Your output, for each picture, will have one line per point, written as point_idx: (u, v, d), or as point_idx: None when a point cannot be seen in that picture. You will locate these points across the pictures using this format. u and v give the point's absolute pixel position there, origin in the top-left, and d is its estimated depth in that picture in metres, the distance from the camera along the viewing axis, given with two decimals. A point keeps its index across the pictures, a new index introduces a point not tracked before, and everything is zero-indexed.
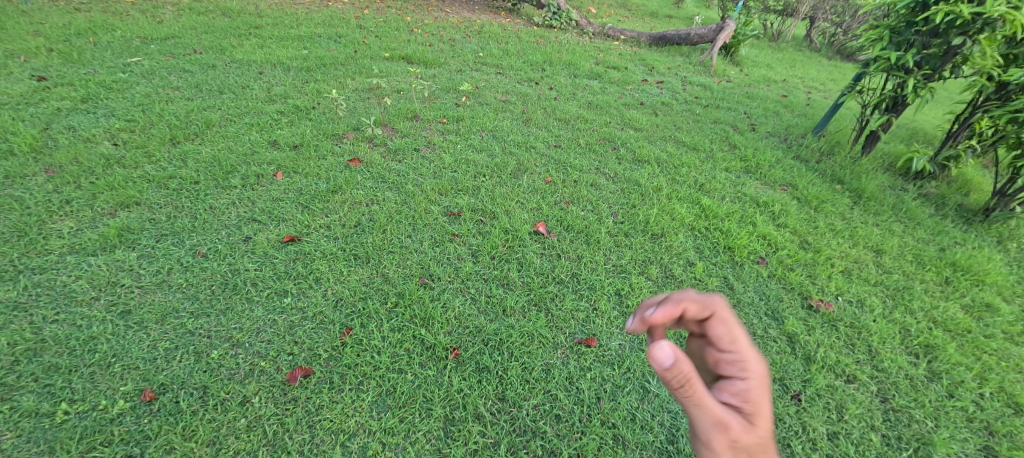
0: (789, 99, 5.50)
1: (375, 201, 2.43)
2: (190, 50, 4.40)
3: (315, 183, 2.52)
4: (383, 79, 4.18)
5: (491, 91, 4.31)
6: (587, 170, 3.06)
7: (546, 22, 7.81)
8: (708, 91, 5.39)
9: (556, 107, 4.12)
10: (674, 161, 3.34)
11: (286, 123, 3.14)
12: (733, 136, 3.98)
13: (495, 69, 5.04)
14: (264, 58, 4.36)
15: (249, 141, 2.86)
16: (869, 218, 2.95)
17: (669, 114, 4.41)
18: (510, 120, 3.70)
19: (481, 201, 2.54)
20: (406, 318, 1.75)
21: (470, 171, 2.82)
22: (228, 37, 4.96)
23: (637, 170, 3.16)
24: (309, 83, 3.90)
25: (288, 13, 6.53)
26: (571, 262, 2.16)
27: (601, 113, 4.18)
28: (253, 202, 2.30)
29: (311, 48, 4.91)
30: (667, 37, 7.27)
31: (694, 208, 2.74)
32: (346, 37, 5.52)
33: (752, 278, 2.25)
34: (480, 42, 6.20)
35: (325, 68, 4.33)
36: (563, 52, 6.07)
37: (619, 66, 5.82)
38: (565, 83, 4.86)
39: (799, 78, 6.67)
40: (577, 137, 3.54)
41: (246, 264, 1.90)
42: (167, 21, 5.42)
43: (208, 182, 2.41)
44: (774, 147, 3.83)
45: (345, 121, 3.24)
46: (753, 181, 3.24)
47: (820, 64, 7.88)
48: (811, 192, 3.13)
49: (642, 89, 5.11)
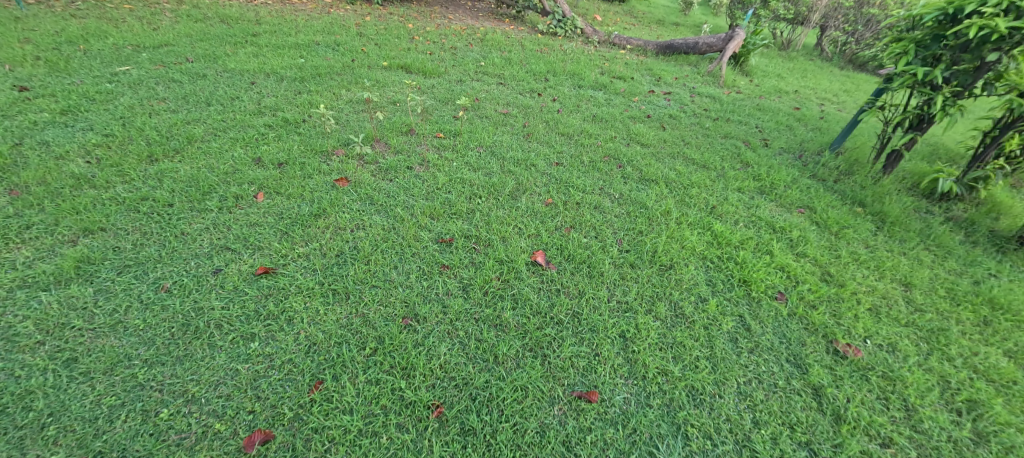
0: (802, 112, 5.29)
1: (361, 226, 2.25)
2: (183, 59, 4.28)
3: (298, 206, 2.35)
4: (379, 90, 4.04)
5: (491, 104, 4.15)
6: (590, 190, 2.88)
7: (551, 29, 7.66)
8: (718, 103, 5.19)
9: (559, 121, 3.95)
10: (684, 180, 3.15)
11: (273, 138, 2.98)
12: (745, 152, 3.78)
13: (496, 80, 4.88)
14: (258, 67, 4.22)
15: (233, 157, 2.70)
16: (895, 246, 2.73)
17: (677, 128, 4.22)
18: (510, 135, 3.53)
19: (475, 227, 2.36)
20: (385, 368, 1.57)
21: (465, 192, 2.64)
22: (223, 45, 4.84)
23: (644, 190, 2.97)
24: (302, 94, 3.76)
25: (288, 20, 6.42)
26: (571, 298, 1.97)
27: (606, 126, 4.00)
28: (228, 228, 2.13)
29: (307, 56, 4.78)
30: (675, 45, 7.09)
31: (705, 234, 2.54)
32: (344, 46, 5.39)
33: (772, 317, 2.05)
34: (482, 50, 6.06)
35: (320, 78, 4.19)
36: (567, 62, 5.91)
37: (625, 76, 5.65)
38: (569, 95, 4.69)
39: (812, 89, 6.47)
40: (580, 154, 3.37)
41: (212, 302, 1.72)
42: (163, 27, 5.32)
43: (183, 204, 2.24)
44: (789, 165, 3.63)
45: (336, 136, 3.08)
46: (768, 203, 3.03)
47: (832, 74, 7.67)
48: (831, 217, 2.92)
49: (649, 101, 4.93)
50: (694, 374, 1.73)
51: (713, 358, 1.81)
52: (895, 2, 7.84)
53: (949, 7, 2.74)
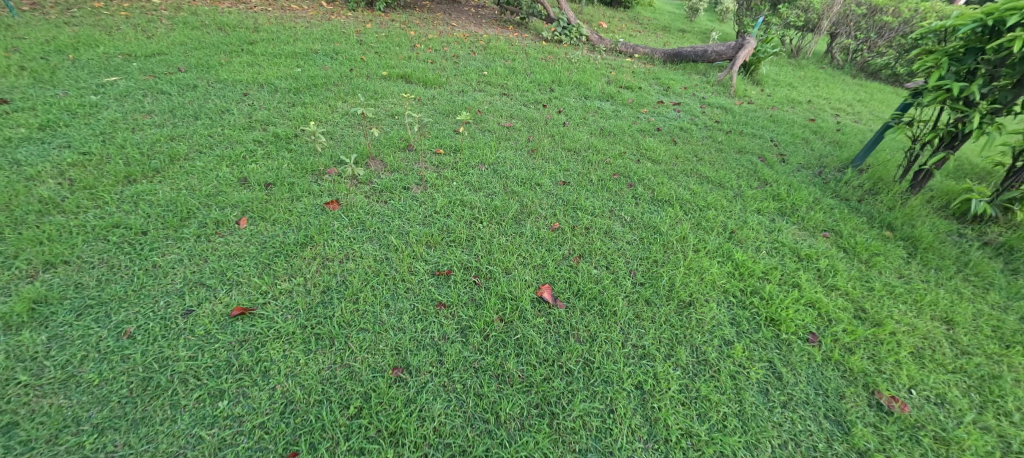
0: (817, 123, 5.08)
1: (351, 256, 2.06)
2: (175, 68, 4.13)
3: (283, 233, 2.17)
4: (378, 103, 3.87)
5: (494, 116, 3.97)
6: (600, 213, 2.68)
7: (556, 37, 7.52)
8: (729, 114, 4.99)
9: (565, 135, 3.76)
10: (700, 201, 2.94)
11: (262, 156, 2.81)
12: (762, 169, 3.57)
13: (500, 90, 4.71)
14: (252, 77, 4.07)
15: (218, 177, 2.53)
16: (930, 276, 2.52)
17: (689, 142, 4.02)
18: (514, 150, 3.35)
19: (476, 257, 2.17)
20: (372, 434, 1.38)
21: (466, 216, 2.45)
22: (218, 54, 4.71)
23: (657, 212, 2.78)
24: (295, 106, 3.60)
25: (287, 27, 6.29)
26: (582, 343, 1.78)
27: (614, 141, 3.82)
28: (205, 259, 1.94)
29: (305, 65, 4.63)
30: (683, 53, 6.91)
31: (726, 264, 2.34)
32: (343, 54, 5.25)
33: (805, 363, 1.84)
34: (485, 58, 5.90)
35: (316, 88, 4.03)
36: (573, 71, 5.74)
37: (633, 86, 5.46)
38: (575, 106, 4.51)
39: (825, 99, 6.27)
40: (588, 171, 3.18)
41: (177, 352, 1.53)
42: (158, 35, 5.19)
43: (157, 232, 2.06)
44: (809, 183, 3.43)
45: (329, 153, 2.90)
46: (791, 226, 2.83)
47: (844, 84, 7.47)
48: (859, 243, 2.72)
49: (658, 113, 4.73)
50: (723, 436, 1.53)
51: (743, 416, 1.60)
52: (909, 9, 7.64)
53: (988, 18, 2.54)
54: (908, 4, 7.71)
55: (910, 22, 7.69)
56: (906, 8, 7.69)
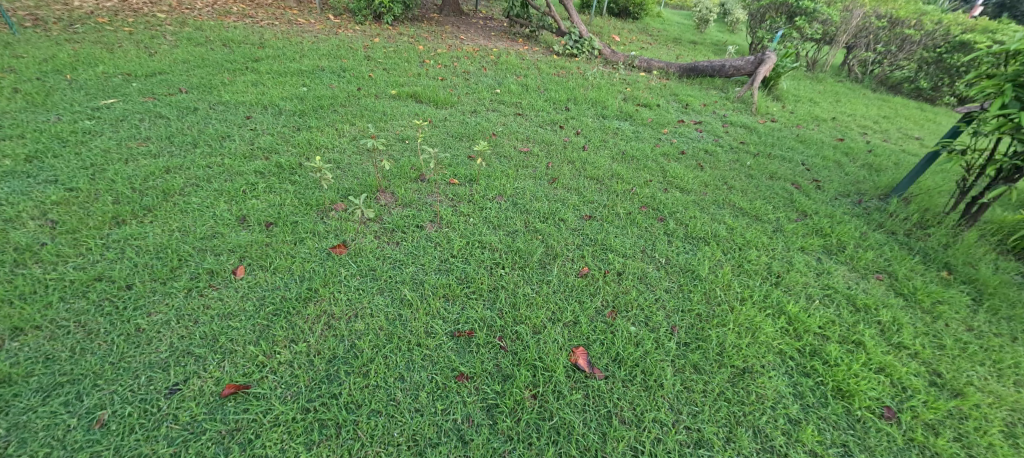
0: (846, 144, 4.83)
1: (360, 314, 1.83)
2: (176, 89, 3.96)
3: (285, 285, 1.94)
4: (387, 126, 3.68)
5: (509, 140, 3.77)
6: (631, 254, 2.45)
7: (567, 51, 7.34)
8: (754, 134, 4.75)
9: (586, 160, 3.54)
10: (737, 238, 2.70)
11: (263, 190, 2.60)
12: (799, 198, 3.33)
13: (513, 110, 4.51)
14: (256, 98, 3.89)
15: (215, 216, 2.32)
16: (1003, 328, 2.26)
17: (716, 167, 3.79)
18: (532, 179, 3.13)
19: (501, 312, 1.93)
20: None
21: (485, 260, 2.22)
22: (222, 72, 4.54)
23: (693, 252, 2.54)
24: (301, 131, 3.40)
25: (294, 42, 6.15)
26: (627, 426, 1.53)
27: (638, 166, 3.59)
28: (195, 320, 1.72)
29: (311, 84, 4.45)
30: (699, 68, 6.70)
31: (778, 318, 2.09)
32: (351, 71, 5.08)
33: (885, 447, 1.58)
34: (496, 74, 5.72)
35: (322, 110, 3.84)
36: (587, 87, 5.54)
37: (651, 103, 5.24)
38: (593, 127, 4.30)
39: (850, 116, 6.03)
40: (614, 204, 2.95)
41: (158, 447, 1.31)
42: (160, 52, 5.04)
43: (144, 286, 1.84)
44: (852, 215, 3.18)
45: (336, 186, 2.69)
46: (840, 267, 2.58)
47: (866, 99, 7.22)
48: (919, 287, 2.46)
49: (680, 133, 4.50)
50: None
51: None
52: (932, 21, 7.39)
53: None
54: (930, 16, 7.47)
55: (932, 35, 7.44)
56: (929, 20, 7.45)
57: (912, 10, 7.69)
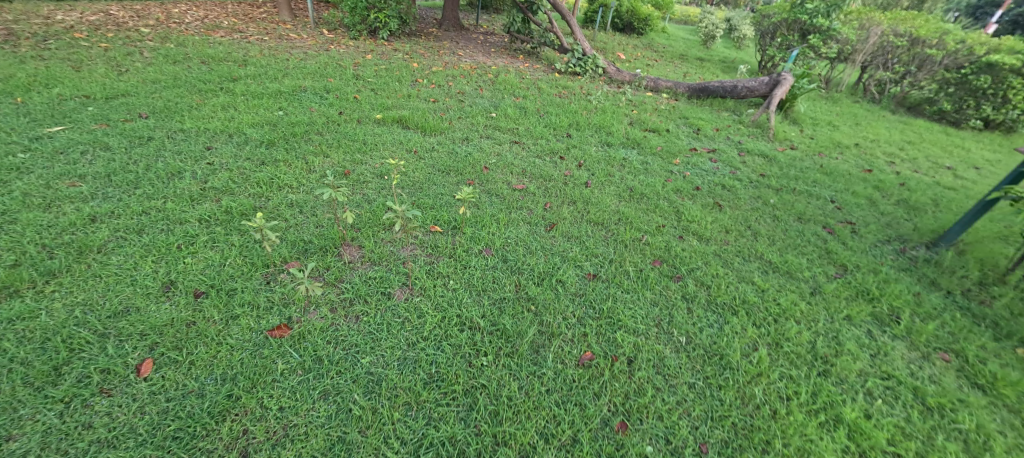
0: (876, 176, 4.39)
1: (292, 435, 1.39)
2: (136, 114, 3.58)
3: (199, 388, 1.50)
4: (364, 159, 3.27)
5: (502, 174, 3.36)
6: (644, 330, 2.01)
7: (570, 68, 6.98)
8: (774, 164, 4.31)
9: (589, 199, 3.12)
10: (770, 305, 2.26)
11: (204, 243, 2.18)
12: (835, 247, 2.89)
13: (509, 137, 4.11)
14: (222, 125, 3.51)
15: (134, 283, 1.90)
16: None
17: (736, 205, 3.36)
18: (526, 225, 2.71)
19: (478, 429, 1.49)
20: None
21: (463, 345, 1.79)
22: (193, 94, 4.17)
23: (719, 327, 2.09)
24: (265, 165, 2.99)
25: (280, 59, 5.81)
26: None
27: (648, 205, 3.17)
28: (64, 452, 1.29)
29: (288, 107, 4.08)
30: (710, 88, 6.31)
31: (833, 430, 1.64)
32: (335, 92, 4.70)
33: None
34: (493, 95, 5.35)
35: (294, 139, 3.43)
36: (590, 110, 5.15)
37: (659, 129, 4.83)
38: (596, 157, 3.88)
39: (873, 142, 5.61)
40: (622, 257, 2.52)
41: None
42: (131, 71, 4.69)
43: (11, 395, 1.41)
44: (897, 271, 2.74)
45: (293, 238, 2.27)
46: (896, 345, 2.14)
47: (887, 122, 6.81)
48: (998, 375, 2.00)
49: (693, 164, 4.08)
50: None
51: None
52: (954, 40, 6.89)
53: None
54: (953, 35, 6.96)
55: (956, 55, 6.94)
56: (952, 39, 6.94)
57: (933, 28, 7.20)
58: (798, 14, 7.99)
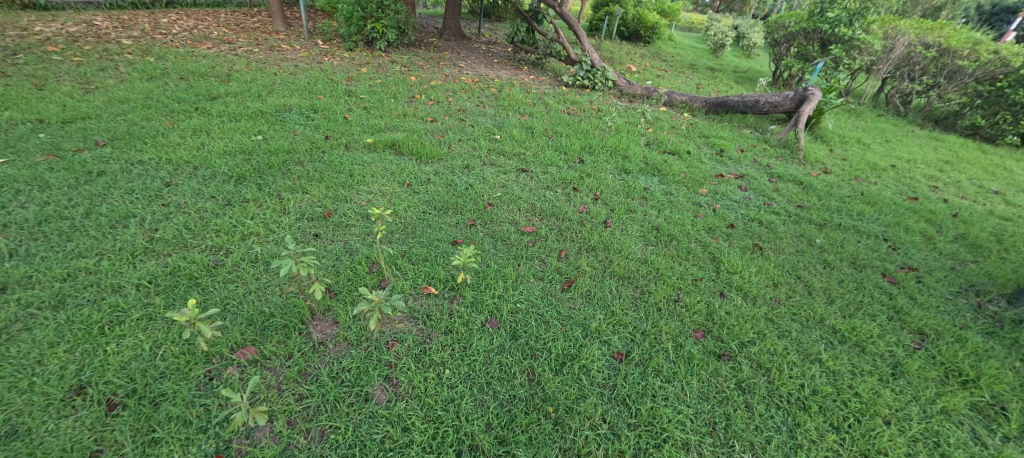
0: (924, 205, 3.93)
1: None
2: (92, 142, 3.15)
3: None
4: (349, 196, 2.84)
5: (508, 211, 2.92)
6: (695, 443, 1.56)
7: (577, 81, 6.57)
8: (811, 192, 3.85)
9: (611, 244, 2.67)
10: (846, 397, 1.81)
11: (136, 322, 1.74)
12: (904, 306, 2.43)
13: (515, 163, 3.68)
14: (189, 155, 3.08)
15: (32, 388, 1.46)
16: None
17: (779, 248, 2.90)
18: (538, 281, 2.26)
19: None
20: None
21: None
22: (163, 116, 3.75)
23: (787, 433, 1.64)
24: (232, 206, 2.56)
25: (267, 73, 5.41)
26: None
27: (678, 250, 2.72)
28: None
29: (269, 131, 3.65)
30: (729, 103, 5.88)
31: None
32: (323, 112, 4.28)
33: None
34: (496, 112, 4.94)
35: (270, 171, 3.00)
36: (602, 129, 4.72)
37: (680, 151, 4.38)
38: (613, 188, 3.44)
39: (910, 163, 5.15)
40: (655, 326, 2.07)
41: None
42: (100, 89, 4.28)
43: None
44: (984, 338, 2.28)
45: (252, 313, 1.83)
46: (1013, 454, 1.68)
47: (917, 137, 6.36)
48: None
49: (721, 194, 3.63)
50: None
51: None
52: (988, 51, 6.44)
53: None
54: (986, 45, 6.50)
55: (989, 67, 6.49)
56: (985, 50, 6.47)
57: (964, 38, 6.76)
58: (818, 23, 7.57)
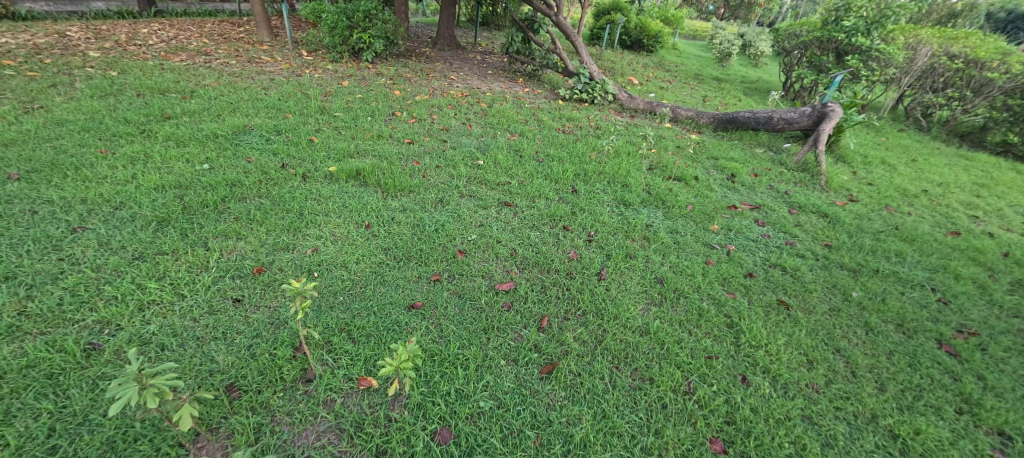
0: (969, 241, 3.42)
1: None
2: (3, 176, 2.71)
3: None
4: (293, 243, 2.37)
5: (484, 260, 2.45)
6: None
7: (575, 95, 6.10)
8: (838, 227, 3.36)
9: (606, 307, 2.18)
10: None
11: None
12: (976, 394, 1.92)
13: (499, 195, 3.21)
14: (114, 191, 2.64)
15: None
16: None
17: (810, 306, 2.40)
18: (510, 366, 1.78)
19: None
20: None
21: None
22: (101, 140, 3.32)
23: None
24: (143, 261, 2.10)
25: (238, 88, 4.99)
26: None
27: (688, 312, 2.23)
28: None
29: (219, 159, 3.21)
30: (739, 119, 5.40)
31: None
32: (287, 133, 3.84)
33: None
34: (483, 131, 4.50)
35: (204, 211, 2.55)
36: (600, 149, 4.26)
37: (687, 176, 3.91)
38: (611, 226, 2.96)
39: (943, 187, 4.63)
40: (659, 435, 1.58)
41: None
42: (43, 108, 3.85)
43: None
44: None
45: (118, 434, 1.36)
46: None
47: (945, 156, 5.85)
48: None
49: (735, 230, 3.14)
50: None
51: None
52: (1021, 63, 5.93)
53: None
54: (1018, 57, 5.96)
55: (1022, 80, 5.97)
56: (1017, 62, 5.95)
57: (993, 48, 6.25)
58: (833, 33, 7.13)
